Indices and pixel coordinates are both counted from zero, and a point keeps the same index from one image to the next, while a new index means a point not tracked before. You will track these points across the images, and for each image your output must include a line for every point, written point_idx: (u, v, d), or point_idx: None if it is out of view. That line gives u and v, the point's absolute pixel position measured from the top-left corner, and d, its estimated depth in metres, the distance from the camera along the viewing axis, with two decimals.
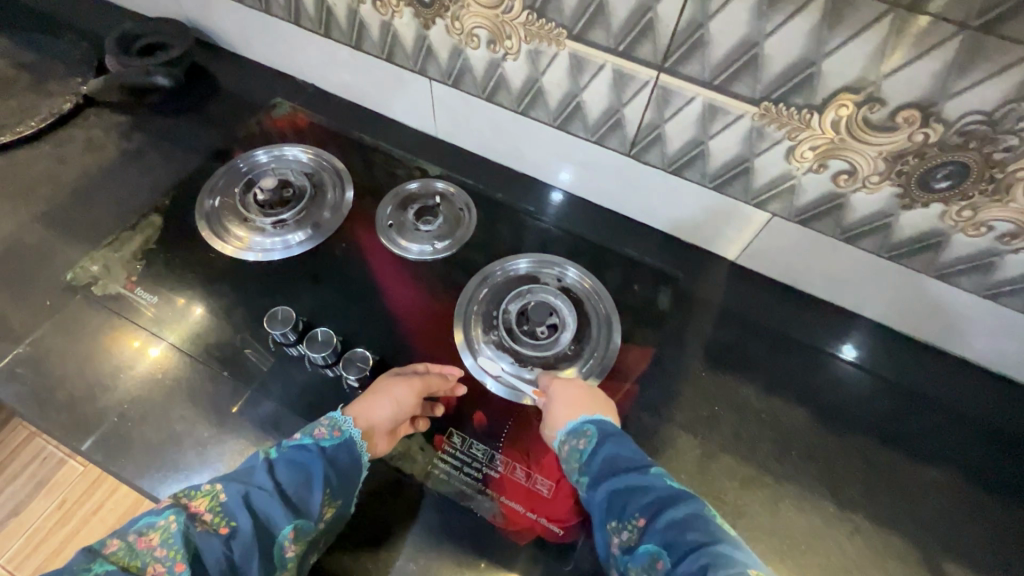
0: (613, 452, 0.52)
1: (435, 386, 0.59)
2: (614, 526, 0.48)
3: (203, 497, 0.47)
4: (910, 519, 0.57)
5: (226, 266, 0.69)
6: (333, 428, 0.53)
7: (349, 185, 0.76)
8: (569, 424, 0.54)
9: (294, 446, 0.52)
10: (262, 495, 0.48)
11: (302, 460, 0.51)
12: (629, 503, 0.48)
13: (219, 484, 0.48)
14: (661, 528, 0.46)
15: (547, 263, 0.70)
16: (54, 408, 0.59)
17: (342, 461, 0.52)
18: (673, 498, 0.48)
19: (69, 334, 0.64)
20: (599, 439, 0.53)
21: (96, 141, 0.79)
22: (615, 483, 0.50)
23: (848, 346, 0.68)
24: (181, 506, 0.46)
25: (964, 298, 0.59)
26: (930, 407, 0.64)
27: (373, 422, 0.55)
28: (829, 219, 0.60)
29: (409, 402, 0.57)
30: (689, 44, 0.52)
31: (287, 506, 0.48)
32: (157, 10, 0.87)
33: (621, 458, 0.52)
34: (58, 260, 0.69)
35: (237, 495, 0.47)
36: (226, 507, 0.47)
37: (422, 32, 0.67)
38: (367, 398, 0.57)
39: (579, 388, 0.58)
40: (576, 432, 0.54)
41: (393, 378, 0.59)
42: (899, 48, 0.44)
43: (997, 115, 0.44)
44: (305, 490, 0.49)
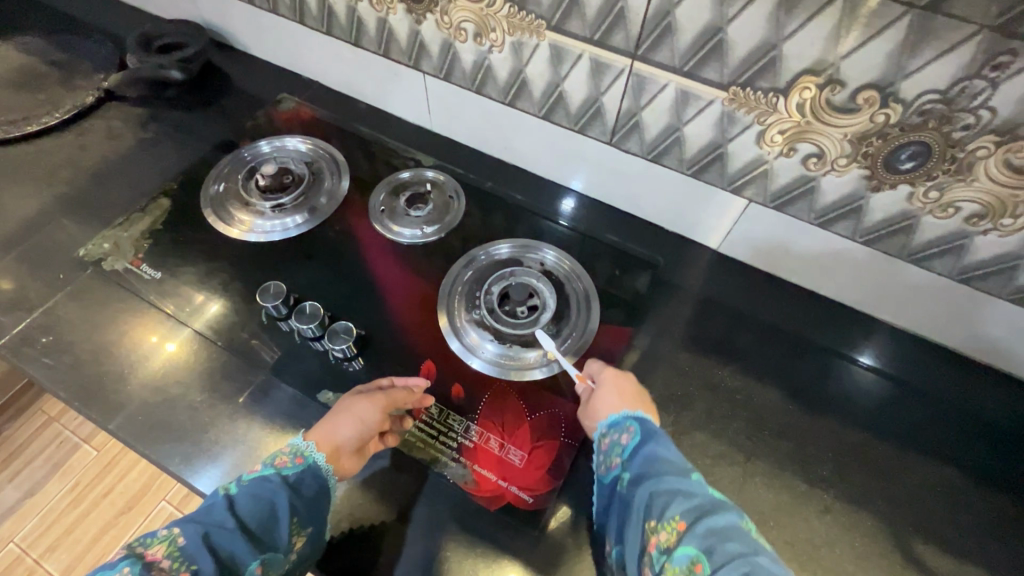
0: (655, 450, 0.49)
1: (401, 400, 0.58)
2: (652, 526, 0.44)
3: (160, 543, 0.42)
4: (883, 500, 0.57)
5: (228, 245, 0.73)
6: (295, 455, 0.52)
7: (345, 173, 0.80)
8: (613, 419, 0.54)
9: (255, 479, 0.49)
10: (225, 533, 0.44)
11: (264, 492, 0.48)
12: (669, 503, 0.44)
13: (176, 527, 0.44)
14: (702, 533, 0.41)
15: (529, 248, 0.73)
16: (61, 371, 0.63)
17: (307, 488, 0.50)
18: (715, 506, 0.43)
19: (79, 304, 0.68)
20: (642, 437, 0.51)
21: (114, 130, 0.85)
22: (656, 482, 0.46)
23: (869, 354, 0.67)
24: (135, 556, 0.41)
25: (942, 283, 0.60)
26: (910, 394, 0.64)
27: (337, 444, 0.54)
28: (803, 203, 0.61)
29: (375, 419, 0.56)
30: (658, 31, 0.54)
31: (251, 542, 0.45)
32: (175, 12, 0.93)
33: (663, 459, 0.48)
34: (73, 238, 0.74)
35: (197, 536, 0.43)
36: (185, 551, 0.42)
37: (415, 27, 0.70)
38: (331, 419, 0.56)
39: (611, 387, 0.58)
40: (619, 427, 0.53)
41: (354, 396, 0.58)
42: (852, 30, 0.46)
43: (951, 93, 0.46)
44: (270, 522, 0.47)
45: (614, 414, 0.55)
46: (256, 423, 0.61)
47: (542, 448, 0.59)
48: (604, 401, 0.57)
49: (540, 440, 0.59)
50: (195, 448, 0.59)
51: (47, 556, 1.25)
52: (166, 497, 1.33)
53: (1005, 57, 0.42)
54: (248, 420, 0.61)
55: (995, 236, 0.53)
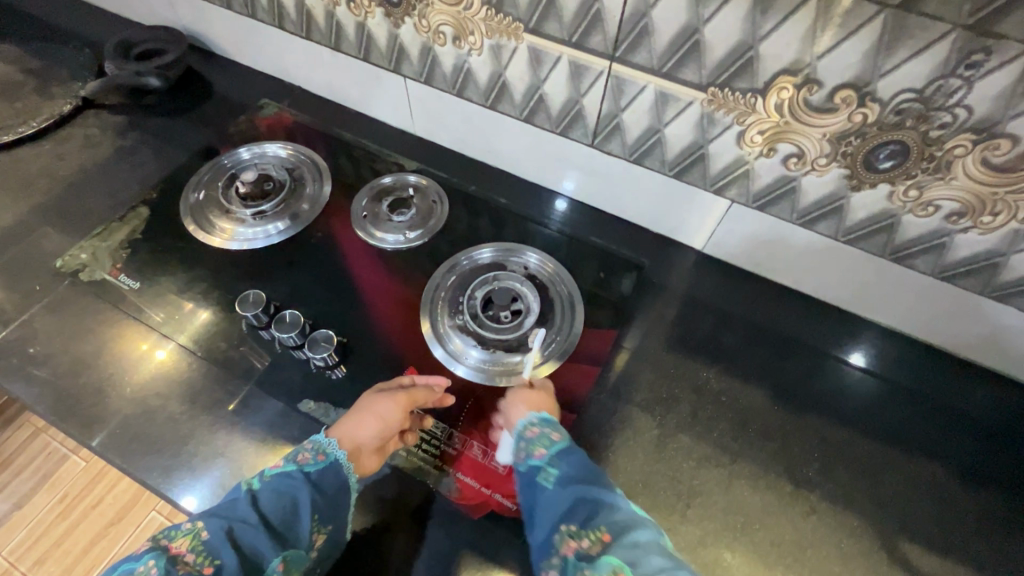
0: (583, 461, 0.52)
1: (421, 400, 0.59)
2: (574, 531, 0.46)
3: (184, 537, 0.44)
4: (868, 499, 0.57)
5: (208, 254, 0.72)
6: (318, 452, 0.53)
7: (327, 179, 0.79)
8: (542, 416, 0.55)
9: (278, 474, 0.50)
10: (247, 529, 0.45)
11: (287, 489, 0.49)
12: (596, 515, 0.46)
13: (200, 521, 0.45)
14: (627, 548, 0.43)
15: (512, 252, 0.72)
16: (37, 384, 0.62)
17: (328, 486, 0.51)
18: (639, 522, 0.45)
19: (57, 317, 0.67)
20: (570, 443, 0.53)
21: (93, 139, 0.84)
22: (583, 488, 0.48)
23: (859, 354, 0.67)
24: (161, 549, 0.43)
25: (924, 281, 0.60)
26: (895, 392, 0.64)
27: (359, 442, 0.54)
28: (785, 203, 0.61)
29: (396, 418, 0.57)
30: (635, 33, 0.54)
31: (273, 538, 0.46)
32: (154, 18, 0.92)
33: (591, 471, 0.51)
34: (49, 249, 0.73)
35: (220, 532, 0.44)
36: (208, 545, 0.43)
37: (394, 31, 0.70)
38: (351, 417, 0.56)
39: (542, 390, 0.60)
40: (551, 424, 0.54)
41: (376, 395, 0.58)
42: (827, 29, 0.45)
43: (928, 92, 0.45)
44: (291, 518, 0.47)
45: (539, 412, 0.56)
46: (236, 435, 0.60)
47: None
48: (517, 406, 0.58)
49: None
50: (174, 461, 0.58)
51: (37, 569, 1.24)
52: (156, 508, 1.32)
53: (978, 56, 0.42)
54: (228, 430, 0.60)
55: (975, 234, 0.53)
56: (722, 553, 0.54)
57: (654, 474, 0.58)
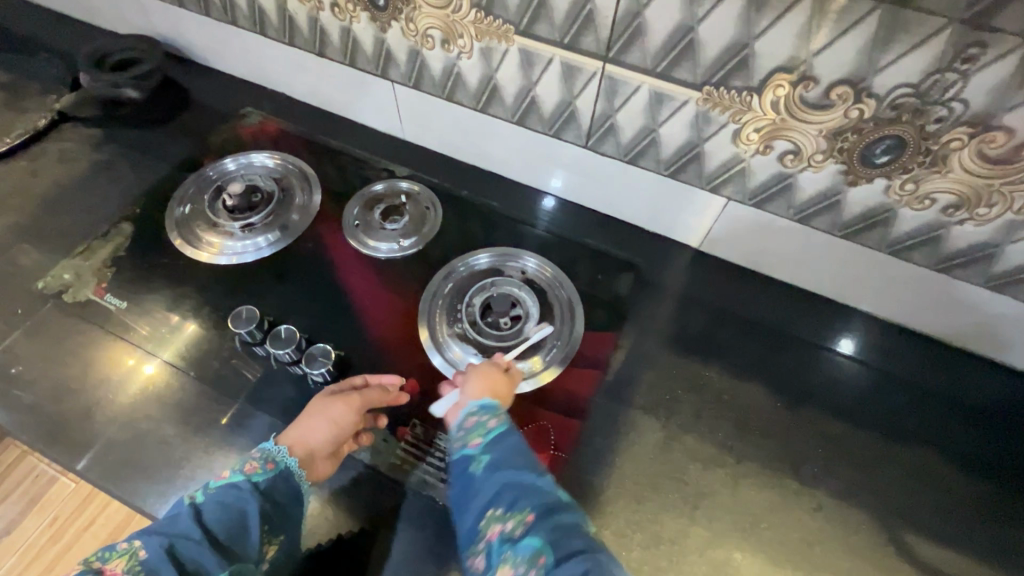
0: (517, 444, 0.52)
1: (375, 400, 0.59)
2: (500, 514, 0.47)
3: (121, 558, 0.44)
4: (872, 492, 0.57)
5: (195, 270, 0.70)
6: (266, 460, 0.53)
7: (316, 188, 0.77)
8: (485, 402, 0.54)
9: (223, 486, 0.50)
10: (189, 545, 0.45)
11: (233, 500, 0.49)
12: (522, 497, 0.47)
13: (138, 540, 0.45)
14: (550, 529, 0.44)
15: (509, 256, 0.71)
16: (22, 412, 0.60)
17: (279, 494, 0.51)
18: (563, 504, 0.47)
19: (39, 341, 0.65)
20: (506, 427, 0.53)
21: (70, 153, 0.81)
22: (512, 473, 0.49)
23: (848, 341, 0.67)
24: (95, 570, 0.43)
25: (922, 272, 0.60)
26: (886, 380, 0.65)
27: (311, 448, 0.54)
28: (781, 200, 0.61)
29: (349, 420, 0.57)
30: (627, 34, 0.53)
31: (218, 552, 0.46)
32: (128, 26, 0.89)
33: (523, 453, 0.51)
34: (28, 270, 0.70)
35: (159, 550, 0.44)
36: (146, 564, 0.43)
37: (380, 35, 0.68)
38: (303, 423, 0.56)
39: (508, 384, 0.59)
40: (489, 410, 0.54)
41: (328, 398, 0.58)
42: (823, 26, 0.45)
43: (924, 87, 0.45)
44: (237, 531, 0.48)
45: (483, 397, 0.56)
46: (231, 456, 0.58)
47: None
48: (469, 389, 0.57)
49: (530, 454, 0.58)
50: (168, 487, 0.56)
51: None
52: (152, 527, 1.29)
53: (975, 49, 0.42)
54: (223, 452, 0.58)
55: (971, 226, 0.54)
56: (732, 554, 0.54)
57: (660, 477, 0.58)
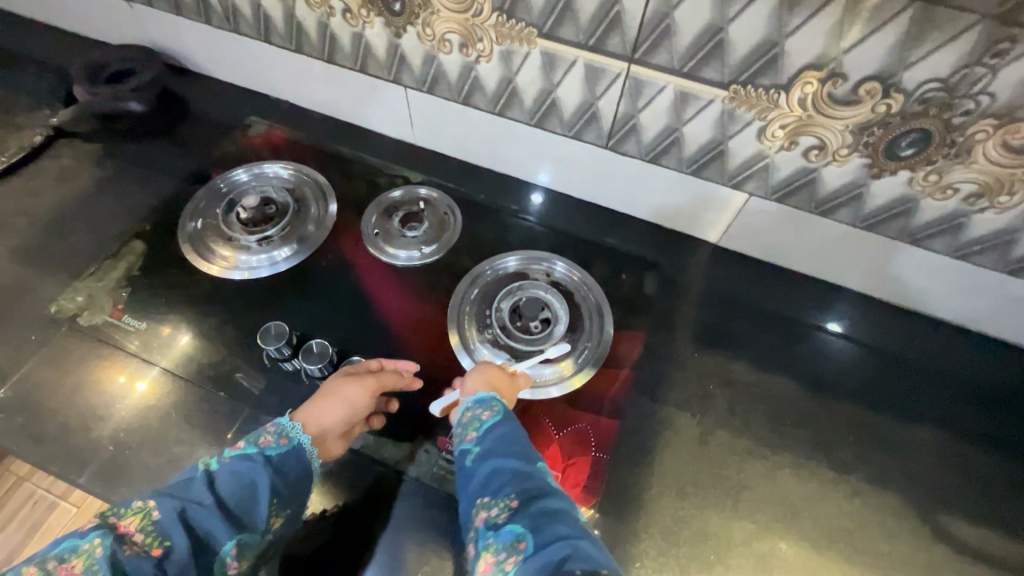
0: (511, 431, 0.52)
1: (390, 384, 0.59)
2: (486, 502, 0.47)
3: (134, 516, 0.44)
4: (904, 476, 0.59)
5: (212, 286, 0.68)
6: (280, 435, 0.53)
7: (331, 198, 0.76)
8: (480, 394, 0.54)
9: (236, 456, 0.50)
10: (200, 511, 0.46)
11: (245, 472, 0.49)
12: (509, 484, 0.47)
13: (152, 500, 0.46)
14: (534, 517, 0.45)
15: (534, 259, 0.71)
16: (47, 442, 0.58)
17: (290, 470, 0.51)
18: (550, 492, 0.47)
19: (57, 366, 0.63)
20: (501, 417, 0.53)
21: (69, 170, 0.79)
22: (502, 461, 0.49)
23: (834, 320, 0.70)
24: (110, 526, 0.44)
25: (939, 260, 0.62)
26: (877, 356, 0.67)
27: (325, 427, 0.55)
28: (804, 193, 0.62)
29: (364, 403, 0.56)
30: (656, 34, 0.53)
31: (228, 520, 0.46)
32: (122, 36, 0.86)
33: (515, 441, 0.51)
34: (39, 294, 0.68)
35: (172, 512, 0.45)
36: (158, 525, 0.44)
37: (394, 40, 0.67)
38: (318, 401, 0.56)
39: (518, 379, 0.59)
40: (484, 403, 0.53)
41: (344, 378, 0.58)
42: (854, 25, 0.46)
43: (952, 82, 0.47)
44: (247, 501, 0.48)
45: (481, 390, 0.55)
46: None
47: (576, 464, 0.58)
48: (471, 382, 0.57)
49: (572, 457, 0.58)
50: None
51: None
52: None
53: (1004, 44, 0.43)
54: None
55: (992, 213, 0.55)
56: (776, 544, 0.55)
57: (700, 473, 0.58)
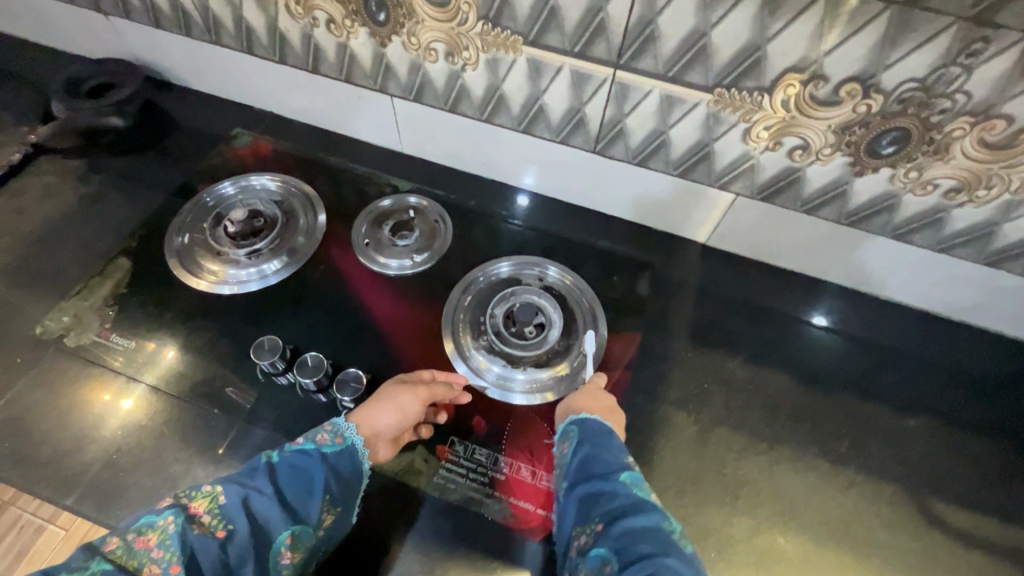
0: (592, 453, 0.50)
1: (440, 395, 0.59)
2: (577, 529, 0.46)
3: (203, 499, 0.46)
4: (897, 465, 0.60)
5: (202, 302, 0.67)
6: (336, 434, 0.53)
7: (320, 208, 0.76)
8: (561, 428, 0.55)
9: (296, 451, 0.51)
10: (262, 500, 0.47)
11: (304, 467, 0.50)
12: (593, 508, 0.46)
13: (220, 486, 0.47)
14: (616, 537, 0.43)
15: (527, 264, 0.72)
16: (39, 466, 0.57)
17: (343, 469, 0.52)
18: (634, 509, 0.45)
19: (46, 389, 0.62)
20: (580, 441, 0.52)
21: (51, 187, 0.77)
22: (584, 486, 0.48)
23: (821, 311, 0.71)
24: (181, 507, 0.45)
25: (920, 254, 0.63)
26: (863, 346, 0.69)
27: (377, 430, 0.55)
28: (790, 193, 0.63)
29: (414, 410, 0.57)
30: (640, 40, 0.54)
31: (286, 512, 0.48)
32: (101, 51, 0.85)
33: (595, 462, 0.49)
34: (26, 317, 0.67)
35: (236, 498, 0.47)
36: (224, 509, 0.46)
37: (379, 50, 0.67)
38: (372, 404, 0.56)
39: (609, 395, 0.59)
40: (563, 435, 0.54)
41: (398, 385, 0.58)
42: (834, 28, 0.47)
43: (929, 81, 0.48)
44: (304, 495, 0.49)
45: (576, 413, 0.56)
46: None
47: None
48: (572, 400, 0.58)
49: None
50: None
51: None
52: None
53: (978, 44, 0.45)
54: None
55: (971, 208, 0.57)
56: (776, 538, 0.56)
57: (699, 470, 0.59)
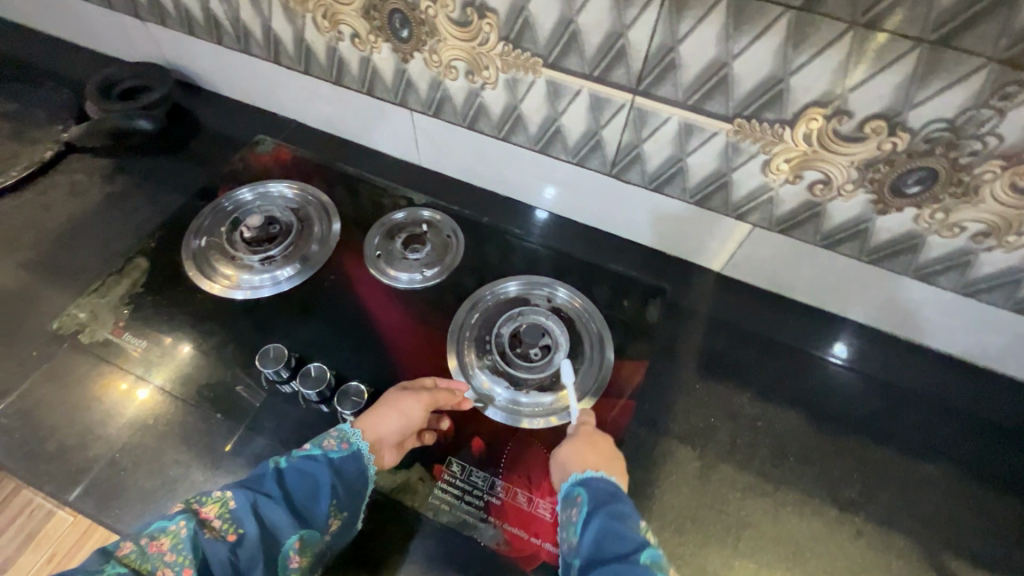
0: (603, 523, 0.47)
1: (442, 401, 0.60)
2: None
3: (213, 504, 0.47)
4: (911, 517, 0.58)
5: (213, 306, 0.68)
6: (342, 439, 0.53)
7: (335, 217, 0.76)
8: (564, 490, 0.52)
9: (303, 456, 0.51)
10: (270, 504, 0.48)
11: (311, 472, 0.50)
12: None
13: (229, 491, 0.48)
14: None
15: (536, 284, 0.71)
16: (45, 459, 0.58)
17: (350, 473, 0.52)
18: None
19: (57, 383, 0.63)
20: (590, 509, 0.49)
21: (79, 185, 0.80)
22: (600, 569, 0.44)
23: (838, 347, 0.69)
24: (192, 512, 0.46)
25: (946, 296, 0.61)
26: (881, 388, 0.66)
27: (381, 435, 0.55)
28: (809, 227, 0.61)
29: (417, 415, 0.57)
30: (661, 67, 0.54)
31: (294, 516, 0.48)
32: (135, 54, 0.88)
33: (609, 535, 0.46)
34: (44, 311, 0.69)
35: (246, 502, 0.47)
36: (234, 514, 0.46)
37: (401, 65, 0.68)
38: (376, 410, 0.57)
39: (609, 441, 0.57)
40: (570, 501, 0.51)
41: (401, 391, 0.59)
42: (860, 65, 0.46)
43: (959, 122, 0.46)
44: (311, 500, 0.49)
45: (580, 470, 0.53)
46: None
47: None
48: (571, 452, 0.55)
49: None
50: None
51: None
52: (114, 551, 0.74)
53: (1012, 87, 0.43)
54: None
55: (1000, 252, 0.54)
56: None
57: (700, 508, 0.57)
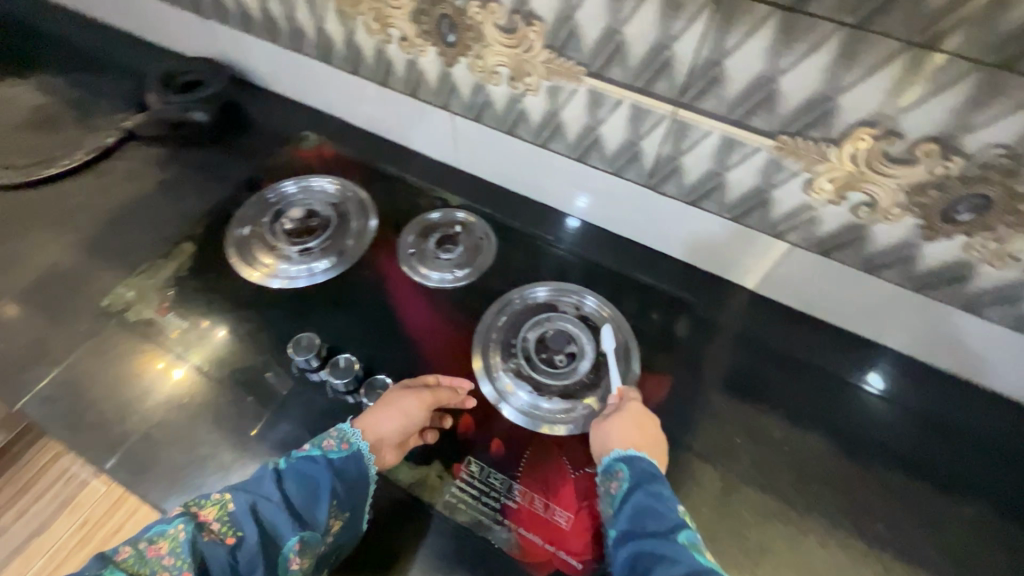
0: (645, 499, 0.50)
1: (444, 399, 0.61)
2: None
3: (212, 507, 0.48)
4: (943, 558, 0.55)
5: (251, 293, 0.71)
6: (341, 440, 0.54)
7: (372, 213, 0.78)
8: (606, 464, 0.55)
9: (303, 458, 0.52)
10: (269, 506, 0.48)
11: (310, 473, 0.51)
12: (649, 566, 0.45)
13: (228, 493, 0.49)
14: None
15: (566, 291, 0.71)
16: (86, 428, 0.62)
17: (349, 474, 0.52)
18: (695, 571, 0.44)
19: (102, 357, 0.66)
20: (631, 485, 0.52)
21: (135, 171, 0.84)
22: (640, 541, 0.47)
23: (875, 376, 0.66)
24: (190, 515, 0.47)
25: (995, 329, 0.58)
26: (920, 421, 0.63)
27: (381, 435, 0.56)
28: (850, 250, 0.60)
29: (418, 415, 0.58)
30: (706, 80, 0.53)
31: (294, 517, 0.48)
32: (195, 49, 0.92)
33: (649, 511, 0.49)
34: (94, 287, 0.72)
35: (244, 505, 0.48)
36: (232, 516, 0.47)
37: (446, 69, 0.69)
38: (376, 410, 0.57)
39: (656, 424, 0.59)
40: (611, 474, 0.54)
41: (402, 390, 0.60)
42: (914, 86, 0.45)
43: (1018, 148, 0.44)
44: (311, 502, 0.50)
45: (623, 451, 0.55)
46: None
47: (589, 508, 0.57)
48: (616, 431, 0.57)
49: (586, 499, 0.57)
50: None
51: None
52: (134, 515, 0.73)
53: None
54: None
55: None
56: None
57: (718, 529, 0.56)
